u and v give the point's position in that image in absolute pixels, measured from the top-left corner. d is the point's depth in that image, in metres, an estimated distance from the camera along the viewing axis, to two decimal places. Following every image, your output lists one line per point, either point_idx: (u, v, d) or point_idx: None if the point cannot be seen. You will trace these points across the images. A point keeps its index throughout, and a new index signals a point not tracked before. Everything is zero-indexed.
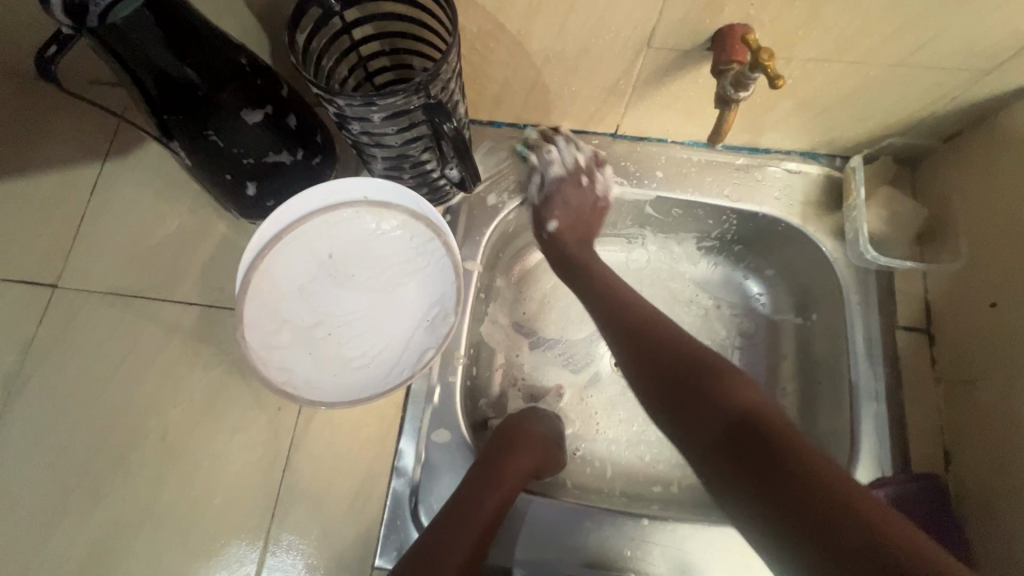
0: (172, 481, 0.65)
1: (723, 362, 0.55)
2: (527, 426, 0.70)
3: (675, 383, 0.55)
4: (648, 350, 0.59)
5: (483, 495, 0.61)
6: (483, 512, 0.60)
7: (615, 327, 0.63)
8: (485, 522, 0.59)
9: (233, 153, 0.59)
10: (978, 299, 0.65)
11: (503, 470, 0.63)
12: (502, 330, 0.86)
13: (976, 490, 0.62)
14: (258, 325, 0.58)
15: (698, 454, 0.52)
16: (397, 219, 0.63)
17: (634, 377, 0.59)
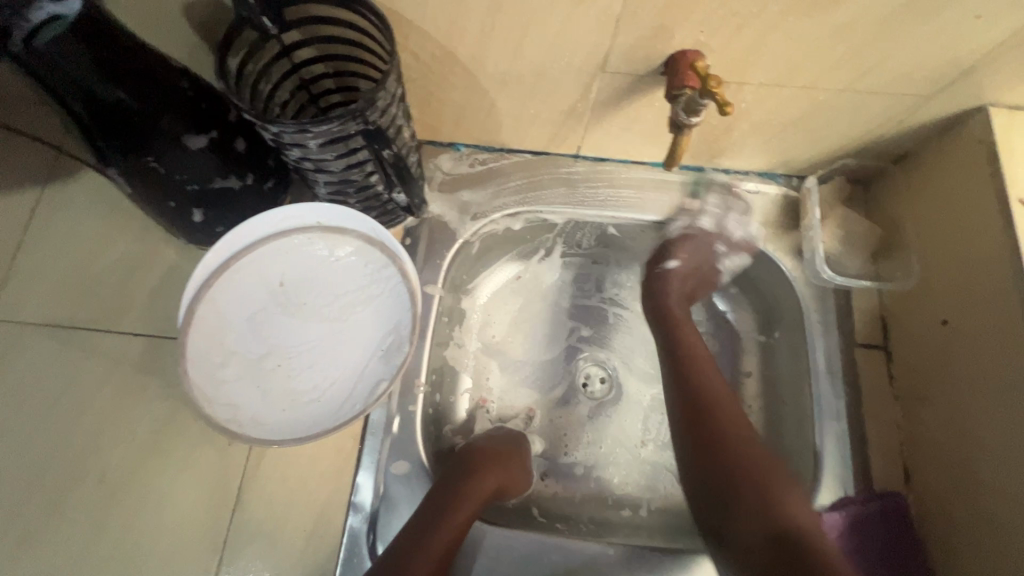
0: (111, 525, 0.62)
1: (775, 464, 0.60)
2: (499, 449, 0.70)
3: (730, 476, 0.60)
4: (705, 439, 0.63)
5: (437, 523, 0.58)
6: (437, 541, 0.57)
7: (682, 409, 0.67)
8: (451, 539, 0.58)
9: (176, 178, 0.57)
10: (930, 316, 0.66)
11: (472, 487, 0.62)
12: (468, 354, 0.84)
13: (937, 507, 0.62)
14: (202, 358, 0.55)
15: (734, 529, 0.57)
16: (352, 244, 0.61)
17: (688, 465, 0.64)
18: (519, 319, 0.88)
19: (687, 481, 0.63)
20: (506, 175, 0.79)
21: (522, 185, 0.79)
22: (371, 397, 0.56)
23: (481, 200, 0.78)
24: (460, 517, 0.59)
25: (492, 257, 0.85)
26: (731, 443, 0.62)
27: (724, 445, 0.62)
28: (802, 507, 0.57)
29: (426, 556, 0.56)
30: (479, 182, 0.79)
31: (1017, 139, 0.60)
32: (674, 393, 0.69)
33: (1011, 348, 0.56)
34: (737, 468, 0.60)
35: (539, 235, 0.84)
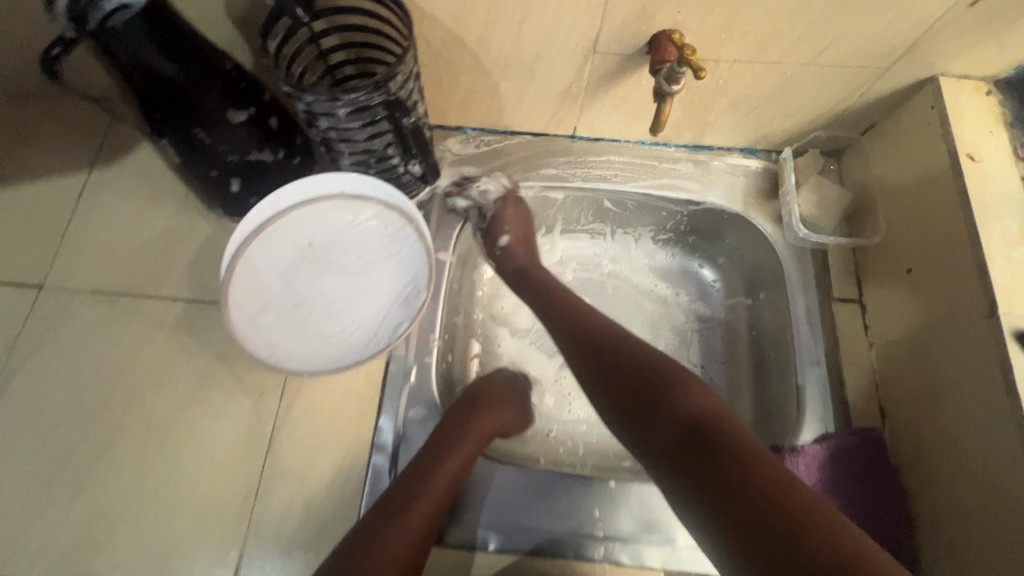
0: (156, 466, 0.68)
1: (675, 367, 0.56)
2: (493, 389, 0.75)
3: (627, 377, 0.56)
4: (598, 353, 0.60)
5: (444, 456, 0.63)
6: (446, 471, 0.62)
7: (570, 334, 0.65)
8: (462, 466, 0.64)
9: (219, 149, 0.64)
10: (897, 267, 0.72)
11: (476, 424, 0.68)
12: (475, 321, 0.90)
13: (908, 437, 0.68)
14: (243, 307, 0.62)
15: (647, 452, 0.52)
16: (373, 210, 0.68)
17: (589, 378, 0.60)
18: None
19: (595, 403, 0.60)
20: (509, 154, 0.87)
21: (524, 162, 0.86)
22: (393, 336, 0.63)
23: (486, 177, 0.85)
24: (468, 448, 0.65)
25: (498, 232, 0.93)
26: (622, 352, 0.59)
27: (608, 356, 0.59)
28: (703, 395, 0.53)
29: (440, 477, 0.62)
30: (484, 161, 0.86)
31: (965, 104, 0.68)
32: (559, 323, 0.67)
33: (965, 286, 0.63)
34: (638, 387, 0.55)
35: (540, 211, 0.91)
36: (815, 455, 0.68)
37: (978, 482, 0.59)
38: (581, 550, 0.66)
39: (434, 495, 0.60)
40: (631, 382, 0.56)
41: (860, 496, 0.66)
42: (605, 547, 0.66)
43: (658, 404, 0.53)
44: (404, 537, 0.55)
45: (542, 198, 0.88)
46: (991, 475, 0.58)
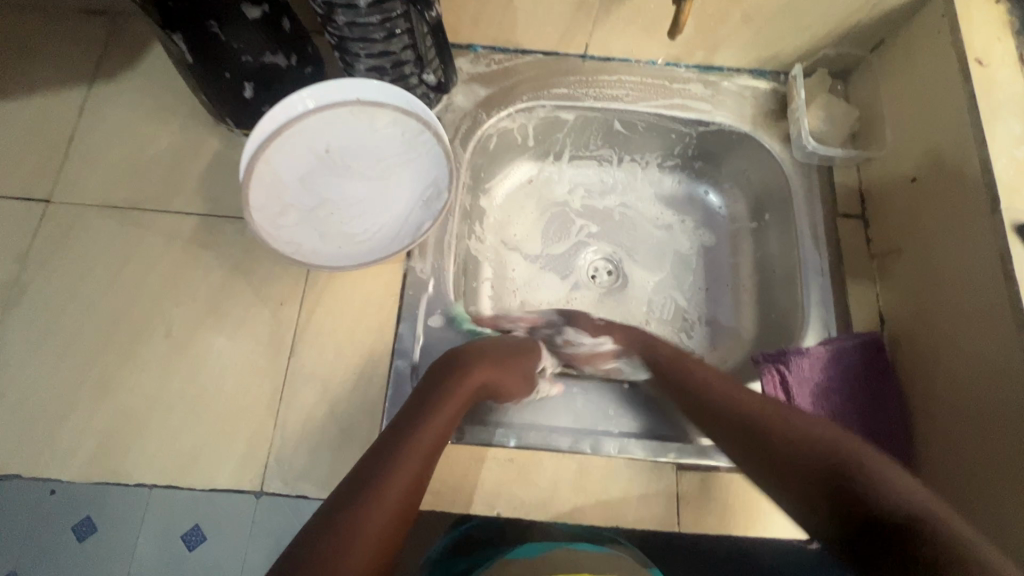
0: (178, 373, 0.68)
1: (819, 431, 0.55)
2: (483, 352, 0.67)
3: (783, 455, 0.55)
4: (739, 429, 0.59)
5: (424, 422, 0.58)
6: (424, 439, 0.56)
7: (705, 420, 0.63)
8: (437, 437, 0.58)
9: (232, 47, 0.63)
10: (901, 178, 0.74)
11: (452, 391, 0.62)
12: (486, 247, 0.91)
13: (906, 339, 0.72)
14: (262, 207, 0.63)
15: (779, 486, 0.55)
16: (389, 116, 0.67)
17: (741, 461, 0.59)
18: (534, 219, 0.96)
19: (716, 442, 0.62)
20: (520, 73, 0.86)
21: (535, 82, 0.85)
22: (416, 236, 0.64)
23: (497, 96, 0.85)
24: (438, 425, 0.58)
25: (507, 157, 0.93)
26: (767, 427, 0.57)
27: (756, 435, 0.58)
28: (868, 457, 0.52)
29: (427, 437, 0.57)
30: (495, 80, 0.86)
31: (974, 12, 0.69)
32: (681, 396, 0.66)
33: (969, 188, 0.65)
34: (760, 426, 0.58)
35: (549, 134, 0.91)
36: (820, 355, 0.72)
37: (975, 372, 0.62)
38: (598, 445, 0.68)
39: (423, 449, 0.56)
40: (786, 445, 0.55)
41: (859, 391, 0.71)
42: (621, 442, 0.69)
43: (822, 470, 0.52)
44: (392, 504, 0.51)
45: (552, 120, 0.88)
46: (988, 363, 0.61)
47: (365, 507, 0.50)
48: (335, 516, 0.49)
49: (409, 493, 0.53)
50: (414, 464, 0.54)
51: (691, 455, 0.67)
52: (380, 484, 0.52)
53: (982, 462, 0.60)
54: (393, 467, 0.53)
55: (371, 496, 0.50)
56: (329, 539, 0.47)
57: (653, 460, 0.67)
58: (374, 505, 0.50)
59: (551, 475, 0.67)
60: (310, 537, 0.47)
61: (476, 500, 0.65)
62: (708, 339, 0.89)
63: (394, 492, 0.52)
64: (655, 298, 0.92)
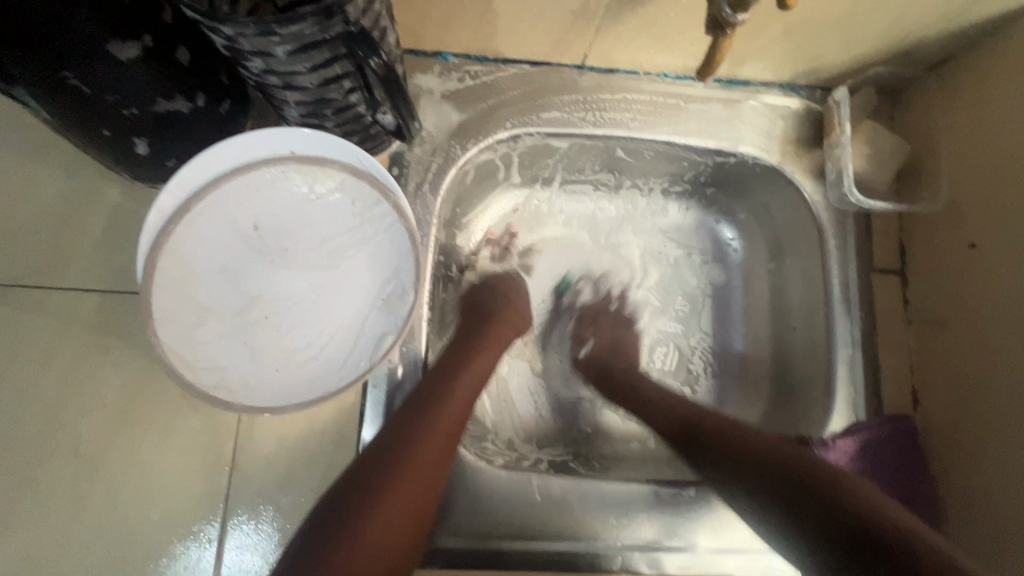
0: (94, 498, 0.57)
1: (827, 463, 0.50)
2: (512, 290, 0.74)
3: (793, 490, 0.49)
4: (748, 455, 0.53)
5: (471, 355, 0.63)
6: (472, 371, 0.60)
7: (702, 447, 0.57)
8: (479, 379, 0.60)
9: (107, 99, 0.45)
10: (958, 240, 0.63)
11: (496, 334, 0.67)
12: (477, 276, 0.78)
13: (944, 425, 0.64)
14: (173, 317, 0.48)
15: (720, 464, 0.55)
16: (335, 178, 0.53)
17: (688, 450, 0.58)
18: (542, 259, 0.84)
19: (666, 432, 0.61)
20: (503, 90, 0.69)
21: (521, 102, 0.69)
22: (376, 352, 0.50)
23: (474, 121, 0.68)
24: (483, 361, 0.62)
25: (486, 186, 0.78)
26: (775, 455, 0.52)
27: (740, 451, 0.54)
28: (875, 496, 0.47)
29: (463, 387, 0.58)
30: (471, 100, 0.68)
31: None
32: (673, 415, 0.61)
33: None
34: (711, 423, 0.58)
35: (538, 160, 0.76)
36: (845, 450, 0.63)
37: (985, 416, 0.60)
38: (597, 560, 0.60)
39: (459, 401, 0.56)
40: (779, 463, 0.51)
41: (887, 489, 0.63)
42: (623, 557, 0.60)
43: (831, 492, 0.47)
44: (426, 447, 0.52)
45: (542, 147, 0.72)
46: None
47: (397, 457, 0.50)
48: (375, 463, 0.50)
49: (446, 438, 0.54)
50: (449, 409, 0.55)
51: (702, 566, 0.61)
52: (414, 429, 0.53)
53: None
54: (427, 414, 0.54)
55: (407, 440, 0.52)
56: (365, 482, 0.49)
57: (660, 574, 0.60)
58: (410, 452, 0.51)
59: None
60: (346, 488, 0.48)
61: None
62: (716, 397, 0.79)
63: (430, 439, 0.53)
64: (657, 346, 0.81)
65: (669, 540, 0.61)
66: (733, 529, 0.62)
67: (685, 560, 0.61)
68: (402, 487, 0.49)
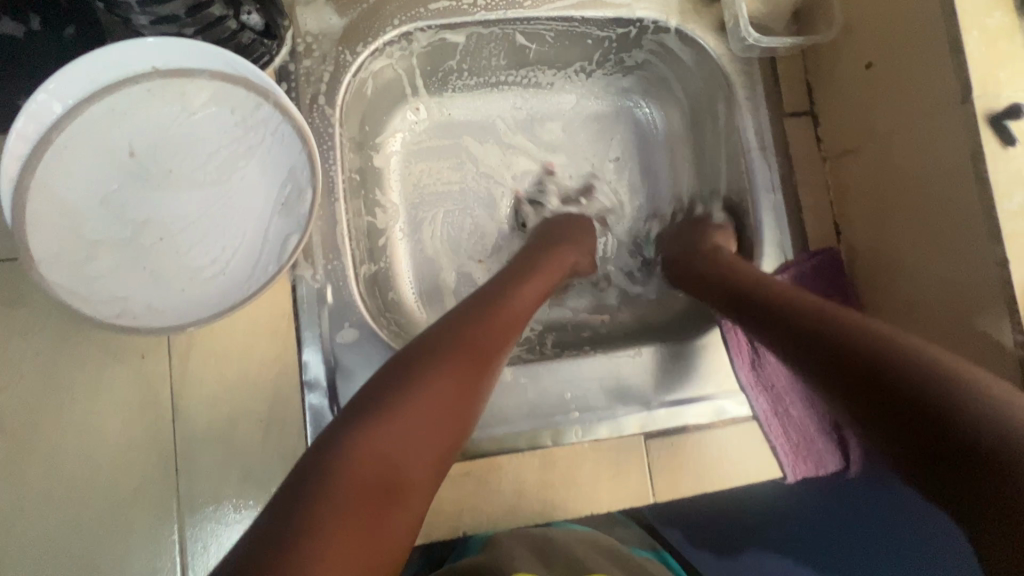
0: (34, 470, 0.55)
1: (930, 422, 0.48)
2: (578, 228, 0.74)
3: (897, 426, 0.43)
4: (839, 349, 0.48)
5: (531, 273, 0.63)
6: (531, 286, 0.61)
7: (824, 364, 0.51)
8: (526, 309, 0.58)
9: None
10: (856, 64, 0.63)
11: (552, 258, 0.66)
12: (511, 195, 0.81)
13: (863, 250, 0.66)
14: (58, 257, 0.44)
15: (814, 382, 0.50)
16: (207, 90, 0.49)
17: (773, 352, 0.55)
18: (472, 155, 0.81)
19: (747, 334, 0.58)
20: None
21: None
22: (283, 258, 0.49)
23: (359, 23, 0.64)
24: (557, 270, 0.66)
25: (392, 99, 0.75)
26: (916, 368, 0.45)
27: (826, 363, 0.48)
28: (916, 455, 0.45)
29: (506, 312, 0.55)
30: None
31: None
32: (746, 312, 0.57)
33: (934, 74, 0.55)
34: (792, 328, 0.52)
35: (440, 61, 0.72)
36: (778, 287, 0.65)
37: (899, 227, 0.61)
38: (558, 435, 0.62)
39: (515, 305, 0.57)
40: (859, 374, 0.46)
41: None
42: (582, 426, 0.62)
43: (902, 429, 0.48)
44: (463, 360, 0.49)
45: (438, 44, 0.69)
46: (953, 275, 0.55)
47: (430, 362, 0.47)
48: (422, 347, 0.49)
49: (483, 353, 0.50)
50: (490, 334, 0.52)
51: (659, 420, 0.63)
52: (454, 339, 0.50)
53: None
54: (468, 334, 0.51)
55: (457, 331, 0.51)
56: (394, 379, 0.46)
57: (621, 436, 0.63)
58: (431, 356, 0.48)
59: (507, 479, 0.60)
60: (388, 371, 0.48)
61: (437, 525, 0.59)
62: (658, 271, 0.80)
63: (467, 350, 0.50)
64: (596, 234, 0.81)
65: (625, 403, 0.63)
66: (684, 381, 0.64)
67: (643, 417, 0.63)
68: (435, 392, 0.46)
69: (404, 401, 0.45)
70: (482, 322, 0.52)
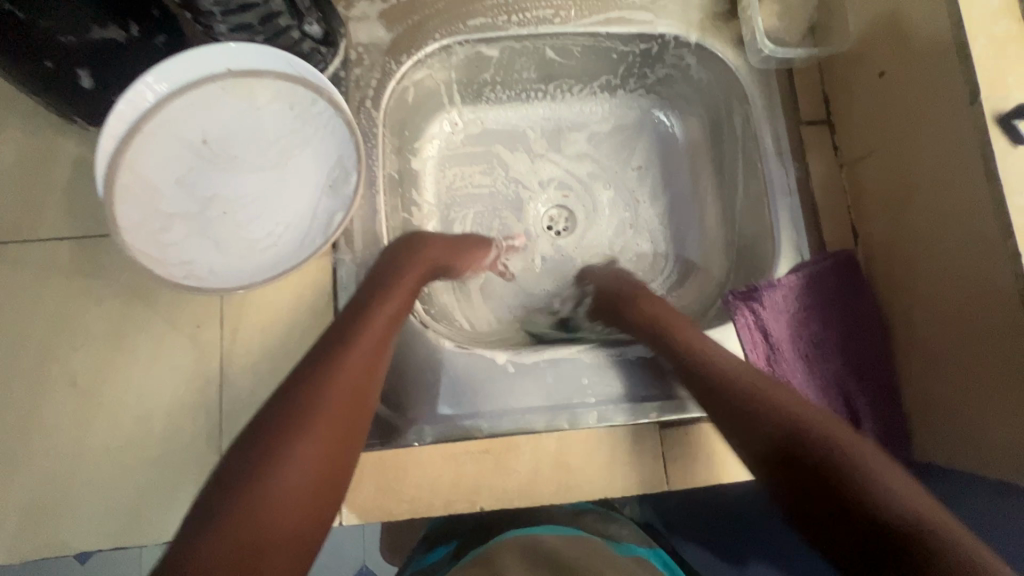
0: (96, 425, 0.61)
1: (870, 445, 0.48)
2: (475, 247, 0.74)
3: (759, 438, 0.51)
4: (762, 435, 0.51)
5: (394, 285, 0.60)
6: (389, 307, 0.58)
7: (780, 463, 0.49)
8: (391, 322, 0.57)
9: (43, 27, 0.48)
10: (869, 74, 0.66)
11: (416, 256, 0.64)
12: (538, 199, 0.86)
13: (879, 252, 0.67)
14: (140, 225, 0.51)
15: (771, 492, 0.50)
16: (273, 88, 0.56)
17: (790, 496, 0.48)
18: (505, 158, 0.87)
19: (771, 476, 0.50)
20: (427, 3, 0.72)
21: (447, 12, 0.72)
22: (329, 231, 0.55)
23: (404, 36, 0.71)
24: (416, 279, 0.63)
25: (431, 107, 0.81)
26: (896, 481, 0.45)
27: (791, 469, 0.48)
28: (895, 480, 0.45)
29: (359, 352, 0.52)
30: (399, 16, 0.71)
31: None
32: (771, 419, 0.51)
33: (945, 80, 0.57)
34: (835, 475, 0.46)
35: (476, 74, 0.79)
36: (791, 286, 0.68)
37: (913, 226, 0.62)
38: (575, 419, 0.64)
39: (376, 324, 0.55)
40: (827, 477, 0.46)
41: (837, 316, 0.67)
42: (599, 411, 0.64)
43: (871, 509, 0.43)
44: (324, 425, 0.46)
45: (475, 58, 0.76)
46: (966, 271, 0.56)
47: (289, 430, 0.45)
48: (286, 401, 0.47)
49: (354, 393, 0.50)
50: (347, 379, 0.50)
51: (674, 411, 0.65)
52: (308, 400, 0.47)
53: (963, 374, 0.57)
54: (317, 393, 0.48)
55: (321, 373, 0.49)
56: (248, 463, 0.43)
57: (638, 422, 0.64)
58: (280, 421, 0.45)
59: (523, 459, 0.63)
60: (246, 445, 0.44)
61: (455, 498, 0.62)
62: (678, 273, 0.83)
63: (332, 396, 0.48)
64: (620, 236, 0.85)
65: (643, 390, 0.65)
66: None
67: (660, 405, 0.65)
68: (298, 466, 0.44)
69: (269, 480, 0.42)
70: (329, 374, 0.49)
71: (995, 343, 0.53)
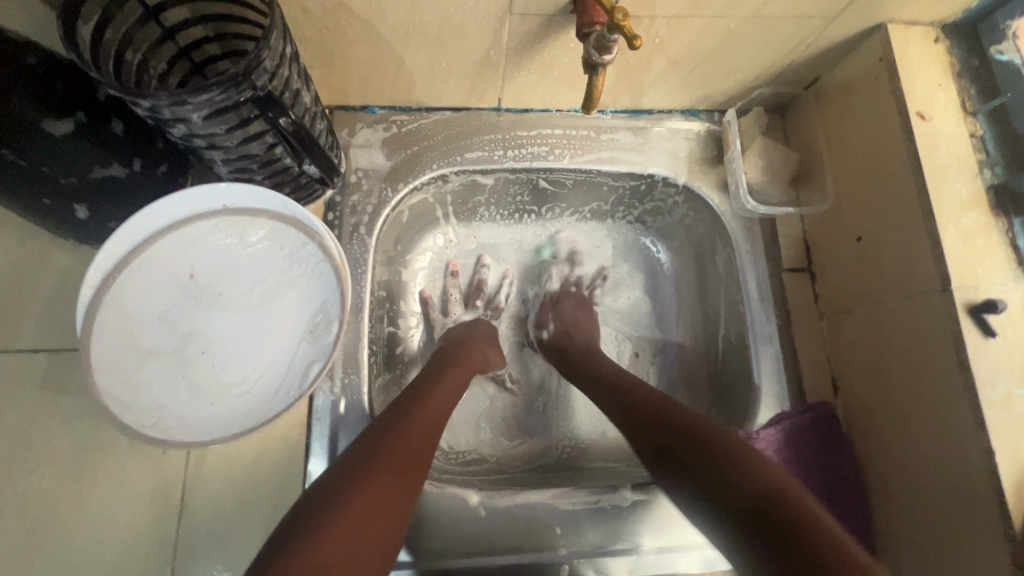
0: (40, 557, 0.57)
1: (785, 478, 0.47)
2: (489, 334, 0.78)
3: (694, 453, 0.51)
4: (722, 487, 0.47)
5: (449, 367, 0.66)
6: (448, 383, 0.63)
7: (722, 490, 0.47)
8: (448, 400, 0.61)
9: (44, 171, 0.50)
10: (847, 235, 0.69)
11: (469, 353, 0.71)
12: (522, 316, 0.87)
13: (857, 410, 0.67)
14: (116, 366, 0.51)
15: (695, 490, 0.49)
16: (264, 228, 0.57)
17: (714, 509, 0.47)
18: (493, 266, 0.88)
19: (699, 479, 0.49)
20: (427, 134, 0.75)
21: (446, 143, 0.75)
22: (305, 384, 0.57)
23: (402, 165, 0.74)
24: (465, 373, 0.67)
25: (425, 223, 0.83)
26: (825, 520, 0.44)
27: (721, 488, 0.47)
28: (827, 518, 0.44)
29: (425, 417, 0.57)
30: (400, 145, 0.74)
31: (914, 54, 0.62)
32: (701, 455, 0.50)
33: (921, 261, 0.59)
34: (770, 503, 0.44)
35: (469, 196, 0.81)
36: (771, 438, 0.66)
37: (891, 391, 0.63)
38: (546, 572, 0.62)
39: (439, 394, 0.61)
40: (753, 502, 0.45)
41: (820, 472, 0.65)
42: (569, 564, 0.63)
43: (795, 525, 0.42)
44: (390, 467, 0.50)
45: (470, 184, 0.78)
46: (940, 446, 0.57)
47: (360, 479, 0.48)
48: (359, 454, 0.50)
49: (414, 451, 0.53)
50: (414, 430, 0.54)
51: (646, 566, 0.63)
52: (379, 453, 0.51)
53: (943, 542, 0.56)
54: (391, 439, 0.52)
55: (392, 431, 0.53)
56: (328, 502, 0.46)
57: None
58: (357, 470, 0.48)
59: None
60: (320, 491, 0.47)
61: None
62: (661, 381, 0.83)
63: (395, 451, 0.51)
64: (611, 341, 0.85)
65: (614, 545, 0.64)
66: (678, 526, 0.65)
67: (631, 561, 0.63)
68: (363, 504, 0.46)
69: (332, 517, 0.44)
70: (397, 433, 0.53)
71: (974, 504, 0.53)
